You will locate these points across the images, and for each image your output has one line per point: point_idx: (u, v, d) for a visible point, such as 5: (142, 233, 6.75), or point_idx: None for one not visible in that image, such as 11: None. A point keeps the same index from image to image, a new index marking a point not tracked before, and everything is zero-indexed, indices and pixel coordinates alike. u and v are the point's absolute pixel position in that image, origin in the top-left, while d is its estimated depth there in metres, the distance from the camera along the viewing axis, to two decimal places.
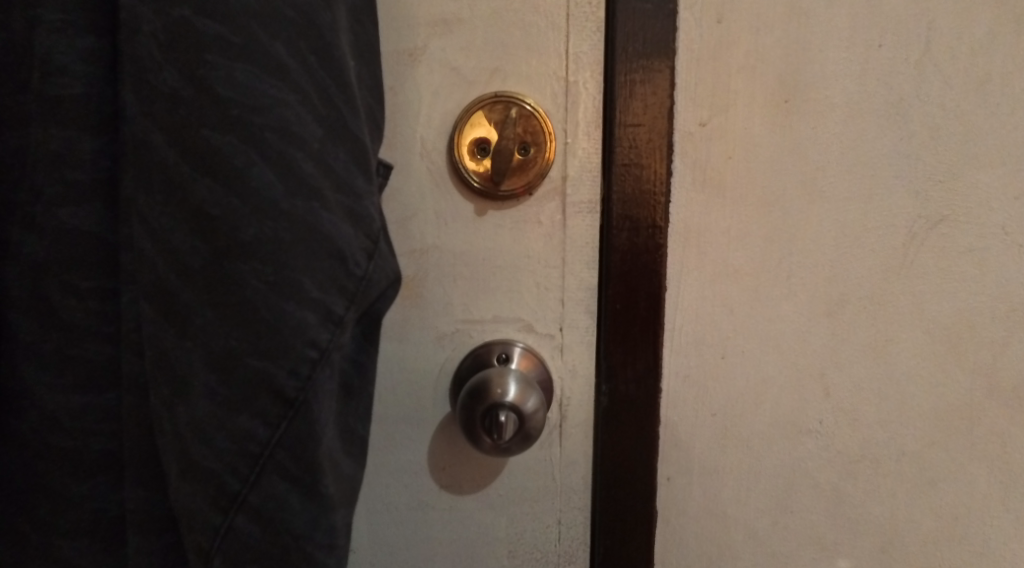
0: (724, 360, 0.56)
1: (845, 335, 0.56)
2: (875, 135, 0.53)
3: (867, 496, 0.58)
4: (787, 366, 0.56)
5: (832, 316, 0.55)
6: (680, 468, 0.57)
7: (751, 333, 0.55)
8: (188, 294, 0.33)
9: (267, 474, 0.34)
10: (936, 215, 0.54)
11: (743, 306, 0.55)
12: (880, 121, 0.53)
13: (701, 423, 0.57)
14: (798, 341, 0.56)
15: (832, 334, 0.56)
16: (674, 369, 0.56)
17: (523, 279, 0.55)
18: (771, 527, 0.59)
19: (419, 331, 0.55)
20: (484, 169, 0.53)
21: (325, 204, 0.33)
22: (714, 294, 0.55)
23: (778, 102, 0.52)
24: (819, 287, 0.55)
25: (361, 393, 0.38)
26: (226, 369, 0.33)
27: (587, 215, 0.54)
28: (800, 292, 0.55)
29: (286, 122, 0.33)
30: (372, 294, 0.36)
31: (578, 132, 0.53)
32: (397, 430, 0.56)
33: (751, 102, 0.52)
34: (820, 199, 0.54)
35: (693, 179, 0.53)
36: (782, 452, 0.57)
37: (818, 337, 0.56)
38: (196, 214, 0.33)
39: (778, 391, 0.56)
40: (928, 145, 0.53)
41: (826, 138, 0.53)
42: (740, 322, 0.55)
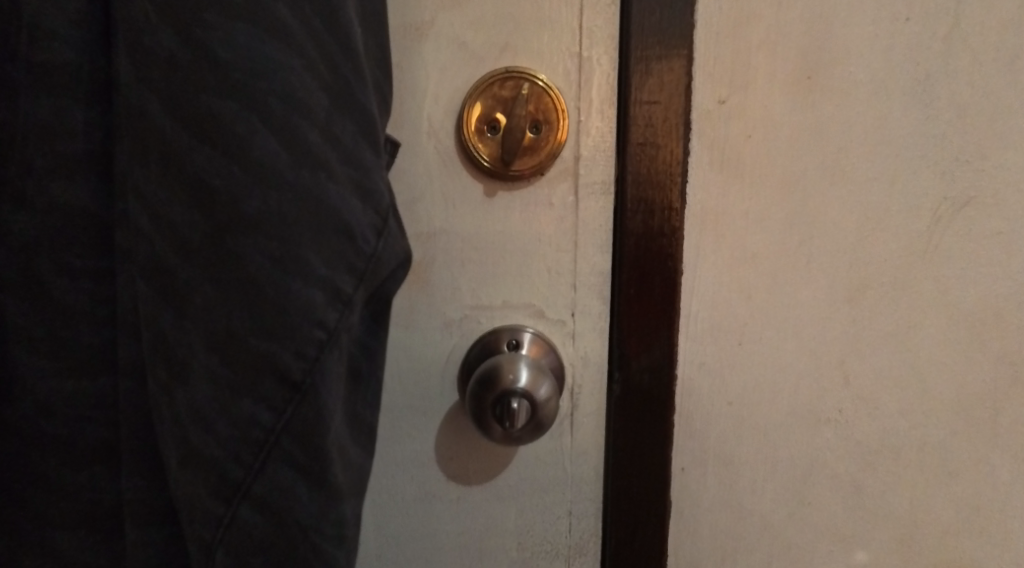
0: (741, 347, 0.54)
1: (866, 322, 0.54)
2: (899, 114, 0.51)
3: (886, 487, 0.57)
4: (805, 353, 0.54)
5: (853, 301, 0.54)
6: (695, 457, 0.56)
7: (769, 319, 0.54)
8: (186, 271, 0.32)
9: (272, 461, 0.32)
10: (962, 197, 0.52)
11: (761, 291, 0.53)
12: (904, 98, 0.51)
13: (717, 412, 0.55)
14: (817, 327, 0.54)
15: (852, 320, 0.54)
16: (690, 356, 0.54)
17: (534, 263, 0.53)
18: (788, 519, 0.57)
19: (426, 317, 0.54)
20: (493, 148, 0.51)
21: (332, 177, 0.31)
22: (731, 279, 0.53)
23: (800, 79, 0.50)
24: (840, 271, 0.53)
25: (369, 378, 0.37)
26: (228, 351, 0.32)
27: (600, 197, 0.52)
28: (820, 276, 0.53)
29: (290, 88, 0.31)
30: (381, 273, 0.34)
31: (591, 110, 0.51)
32: (404, 419, 0.55)
33: (772, 79, 0.50)
34: (842, 179, 0.52)
35: (711, 159, 0.51)
36: (799, 442, 0.56)
37: (838, 324, 0.54)
38: (196, 186, 0.31)
39: (797, 379, 0.55)
40: (954, 124, 0.51)
41: (849, 116, 0.51)
42: (758, 308, 0.53)
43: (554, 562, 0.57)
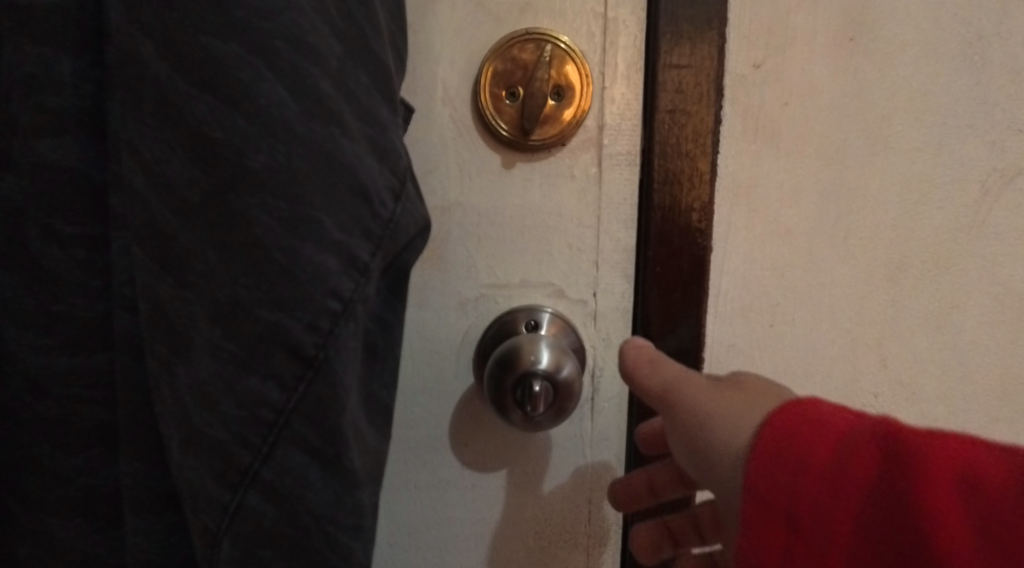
0: (773, 328, 0.51)
1: (906, 302, 0.51)
2: (947, 80, 0.48)
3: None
4: (841, 335, 0.51)
5: (893, 280, 0.51)
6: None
7: (803, 298, 0.51)
8: (186, 235, 0.29)
9: (281, 445, 0.29)
10: (1012, 168, 0.50)
11: (795, 268, 0.50)
12: (952, 63, 0.48)
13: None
14: (854, 307, 0.51)
15: (890, 301, 0.51)
16: (718, 338, 0.51)
17: (554, 239, 0.50)
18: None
19: (440, 296, 0.51)
20: (513, 116, 0.48)
21: (346, 131, 0.29)
22: (764, 256, 0.50)
23: (842, 41, 0.47)
24: (879, 248, 0.50)
25: (385, 356, 0.34)
26: (233, 324, 0.29)
27: (625, 168, 0.49)
28: (858, 254, 0.50)
29: (299, 31, 0.28)
30: (400, 241, 0.31)
31: (616, 75, 0.48)
32: (417, 403, 0.52)
33: (812, 40, 0.47)
34: (884, 150, 0.49)
35: (744, 128, 0.48)
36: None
37: (876, 304, 0.51)
38: (195, 140, 0.28)
39: (831, 362, 0.52)
40: (1004, 91, 0.49)
41: (893, 81, 0.48)
42: (792, 287, 0.50)
43: (573, 553, 0.54)
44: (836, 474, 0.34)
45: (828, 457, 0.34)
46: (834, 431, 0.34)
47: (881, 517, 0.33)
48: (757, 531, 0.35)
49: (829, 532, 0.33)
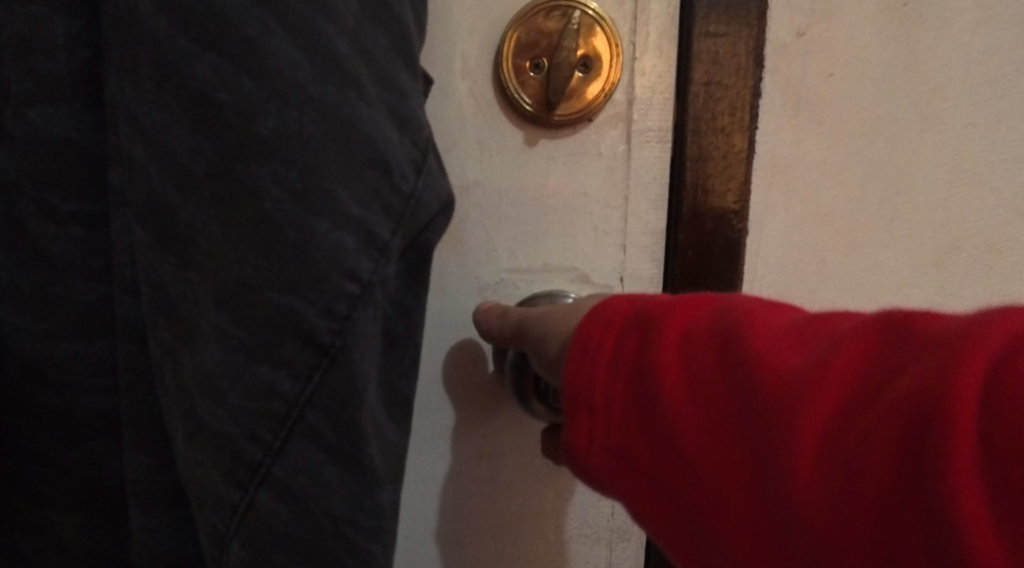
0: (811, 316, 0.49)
1: (958, 289, 0.50)
2: (1005, 53, 0.46)
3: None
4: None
5: (941, 265, 0.49)
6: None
7: (845, 284, 0.49)
8: (189, 210, 0.26)
9: (294, 441, 0.26)
10: None
11: (835, 253, 0.48)
12: (1009, 33, 0.46)
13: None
14: (898, 293, 0.49)
15: (938, 286, 0.50)
16: None
17: (579, 222, 0.48)
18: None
19: (458, 281, 0.48)
20: (537, 89, 0.45)
21: (364, 95, 0.26)
22: (805, 238, 0.48)
23: (894, 8, 0.45)
24: (929, 231, 0.49)
25: (405, 343, 0.31)
26: (241, 306, 0.26)
27: (655, 145, 0.46)
28: (906, 237, 0.48)
29: None
30: (422, 218, 0.28)
31: (648, 46, 0.45)
32: (434, 392, 0.49)
33: (862, 6, 0.44)
34: (938, 125, 0.47)
35: (784, 102, 0.45)
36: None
37: (921, 290, 0.50)
38: (198, 103, 0.25)
39: None
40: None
41: (949, 51, 0.46)
42: (831, 273, 0.48)
43: (595, 548, 0.52)
44: (616, 349, 0.33)
45: (611, 338, 0.33)
46: (617, 310, 0.34)
47: (637, 380, 0.32)
48: (569, 417, 0.34)
49: (607, 401, 0.33)
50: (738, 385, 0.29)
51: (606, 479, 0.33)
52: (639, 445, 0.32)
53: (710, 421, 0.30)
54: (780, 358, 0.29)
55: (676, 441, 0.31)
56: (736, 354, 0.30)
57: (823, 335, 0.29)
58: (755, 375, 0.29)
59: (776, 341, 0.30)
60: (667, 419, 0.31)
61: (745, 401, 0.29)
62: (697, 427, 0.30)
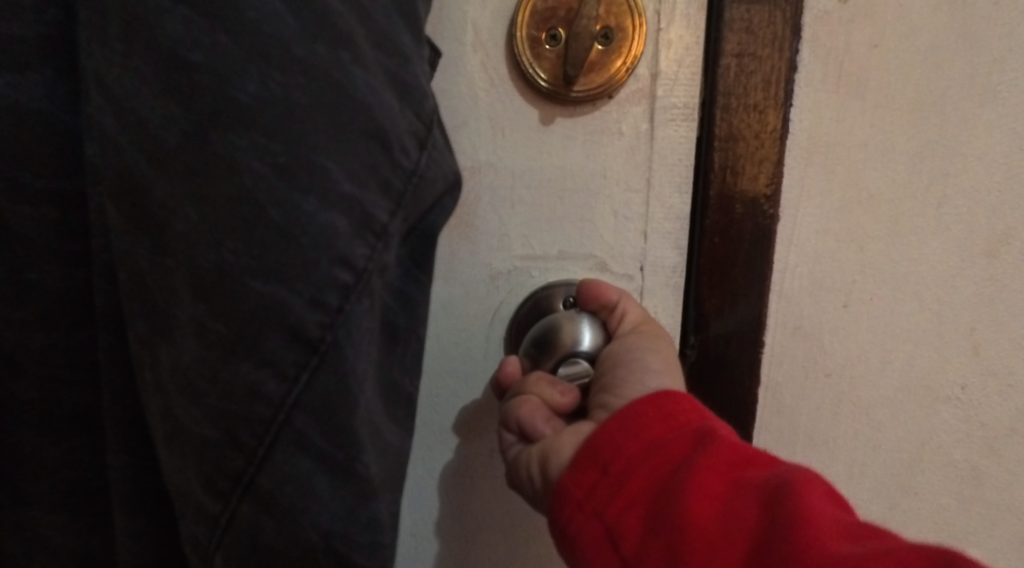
0: (847, 309, 0.46)
1: (1007, 284, 0.47)
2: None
3: (1008, 475, 0.50)
4: (928, 319, 0.47)
5: (992, 254, 0.46)
6: (783, 438, 0.48)
7: (885, 274, 0.46)
8: (161, 187, 0.23)
9: (280, 449, 0.23)
10: None
11: (876, 241, 0.45)
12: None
13: (815, 386, 0.48)
14: (942, 288, 0.46)
15: (988, 282, 0.47)
16: (783, 319, 0.46)
17: (598, 206, 0.45)
18: (891, 511, 0.50)
19: (469, 268, 0.46)
20: (553, 62, 0.42)
21: (358, 58, 0.23)
22: (844, 222, 0.45)
23: None
24: (977, 216, 0.45)
25: (408, 339, 0.28)
26: (217, 298, 0.22)
27: (681, 124, 0.43)
28: (953, 224, 0.45)
29: None
30: (425, 197, 0.26)
31: (674, 15, 0.42)
32: (444, 383, 0.48)
33: None
34: (995, 103, 0.44)
35: (824, 76, 0.43)
36: (913, 424, 0.49)
37: (969, 284, 0.46)
38: (171, 65, 0.22)
39: (913, 348, 0.47)
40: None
41: (1009, 21, 0.42)
42: (870, 262, 0.45)
43: None
44: (662, 442, 0.34)
45: (661, 431, 0.34)
46: (683, 412, 0.35)
47: (667, 479, 0.33)
48: (577, 467, 0.35)
49: (624, 479, 0.33)
50: (771, 535, 0.29)
51: (574, 535, 0.34)
52: (631, 526, 0.32)
53: (721, 551, 0.30)
54: (828, 534, 0.29)
55: (676, 543, 0.31)
56: (777, 502, 0.30)
57: (876, 538, 0.29)
58: (790, 522, 0.29)
59: (828, 519, 0.29)
60: (676, 522, 0.31)
61: (768, 547, 0.29)
62: (704, 540, 0.30)
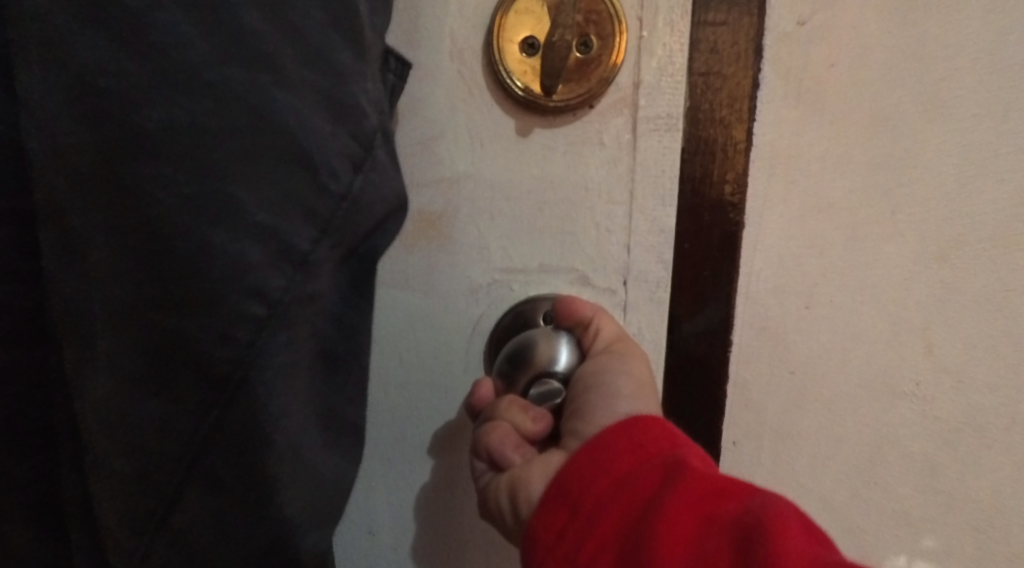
0: (808, 312, 0.44)
1: (958, 288, 0.44)
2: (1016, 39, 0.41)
3: (965, 469, 0.47)
4: (886, 320, 0.45)
5: (943, 260, 0.44)
6: (750, 431, 0.46)
7: (845, 277, 0.44)
8: (72, 217, 0.22)
9: (190, 488, 0.23)
10: None
11: (835, 245, 0.44)
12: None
13: (778, 383, 0.46)
14: (899, 289, 0.44)
15: (940, 286, 0.44)
16: (749, 320, 0.45)
17: (580, 219, 0.44)
18: (851, 502, 0.47)
19: (448, 281, 0.46)
20: (532, 71, 0.41)
21: (280, 79, 0.22)
22: (806, 232, 0.43)
23: None
24: (929, 225, 0.43)
25: (348, 366, 0.27)
26: (128, 328, 0.22)
27: (665, 135, 0.42)
28: (909, 231, 0.43)
29: None
30: (361, 222, 0.25)
31: (657, 21, 0.41)
32: (420, 398, 0.48)
33: None
34: (941, 116, 0.42)
35: (786, 93, 0.42)
36: (869, 420, 0.46)
37: (923, 287, 0.44)
38: (78, 89, 0.21)
39: (872, 346, 0.45)
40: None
41: (955, 42, 0.41)
42: (833, 266, 0.44)
43: None
44: (631, 477, 0.33)
45: (631, 465, 0.33)
46: (654, 442, 0.34)
47: (636, 519, 0.31)
48: (547, 509, 0.34)
49: (593, 520, 0.32)
50: None
51: None
52: None
53: None
54: None
55: None
56: (746, 533, 0.29)
57: None
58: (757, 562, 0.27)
59: (801, 556, 0.27)
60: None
61: None
62: None
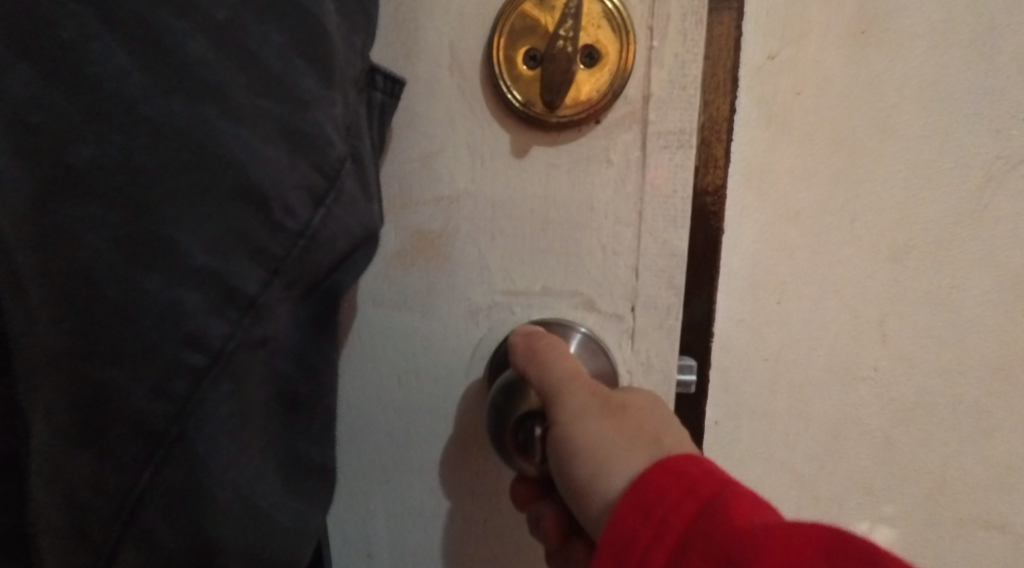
0: (780, 305, 0.49)
1: (908, 284, 0.48)
2: (956, 69, 0.44)
3: (916, 442, 0.51)
4: (846, 312, 0.49)
5: (896, 260, 0.48)
6: (730, 411, 0.51)
7: (811, 275, 0.48)
8: (9, 257, 0.21)
9: (126, 547, 0.22)
10: (1014, 156, 0.45)
11: (802, 249, 0.48)
12: (962, 54, 0.44)
13: (754, 368, 0.50)
14: (858, 285, 0.48)
15: (894, 283, 0.48)
16: (727, 313, 0.49)
17: (584, 241, 0.42)
18: (819, 472, 0.52)
19: (447, 303, 0.44)
20: (532, 84, 0.39)
21: (229, 109, 0.21)
22: (778, 237, 0.48)
23: (854, 33, 0.44)
24: (883, 232, 0.47)
25: (311, 411, 0.25)
26: (60, 377, 0.21)
27: (675, 152, 0.40)
28: (865, 234, 0.47)
29: None
30: (320, 259, 0.23)
31: (667, 32, 0.39)
32: (419, 423, 0.46)
33: (824, 31, 0.44)
34: (893, 136, 0.46)
35: (759, 116, 0.46)
36: (833, 400, 0.51)
37: (878, 285, 0.48)
38: (12, 125, 0.20)
39: (834, 338, 0.49)
40: (1015, 80, 0.44)
41: (902, 73, 0.45)
42: (800, 265, 0.48)
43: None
44: None
45: (667, 551, 0.30)
46: (678, 509, 0.30)
47: None
48: None
49: None
50: None
51: None
52: None
53: None
54: None
55: None
56: None
57: None
58: None
59: None
60: None
61: None
62: None
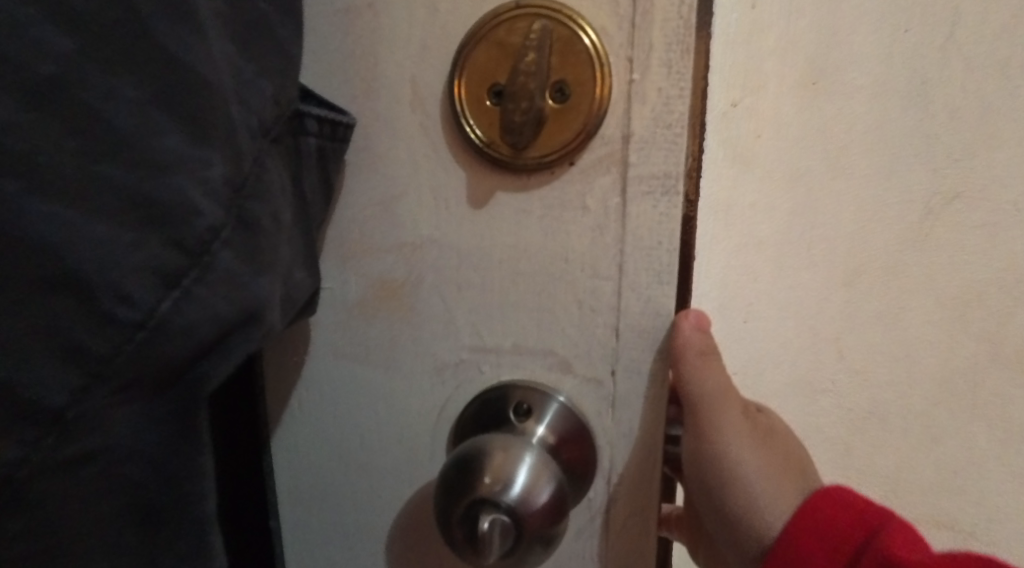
0: (747, 324, 0.56)
1: (858, 306, 0.54)
2: (899, 115, 0.51)
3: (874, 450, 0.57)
4: (807, 328, 0.55)
5: (849, 283, 0.54)
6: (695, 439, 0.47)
7: (770, 297, 0.55)
8: None
9: None
10: (951, 190, 0.51)
11: (767, 275, 0.55)
12: (899, 101, 0.50)
13: None
14: (815, 308, 0.55)
15: (845, 304, 0.54)
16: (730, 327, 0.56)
17: (557, 295, 0.36)
18: None
19: (411, 358, 0.39)
20: (495, 121, 0.34)
21: (42, 184, 0.19)
22: (742, 265, 0.55)
23: (806, 82, 0.51)
24: (838, 257, 0.54)
25: (176, 511, 0.23)
26: None
27: (660, 200, 0.34)
28: (821, 262, 0.54)
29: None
30: (171, 351, 0.22)
31: (650, 62, 0.33)
32: (379, 490, 0.41)
33: (783, 82, 0.51)
34: (842, 175, 0.52)
35: (725, 156, 0.53)
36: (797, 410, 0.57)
37: (834, 307, 0.55)
38: None
39: (795, 353, 0.56)
40: (944, 126, 0.50)
41: (855, 115, 0.51)
42: (764, 290, 0.55)
43: None
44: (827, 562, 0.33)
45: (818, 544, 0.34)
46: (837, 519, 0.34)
47: None
48: None
49: None
50: None
51: None
52: None
53: None
54: None
55: None
56: None
57: None
58: None
59: None
60: None
61: None
62: None
